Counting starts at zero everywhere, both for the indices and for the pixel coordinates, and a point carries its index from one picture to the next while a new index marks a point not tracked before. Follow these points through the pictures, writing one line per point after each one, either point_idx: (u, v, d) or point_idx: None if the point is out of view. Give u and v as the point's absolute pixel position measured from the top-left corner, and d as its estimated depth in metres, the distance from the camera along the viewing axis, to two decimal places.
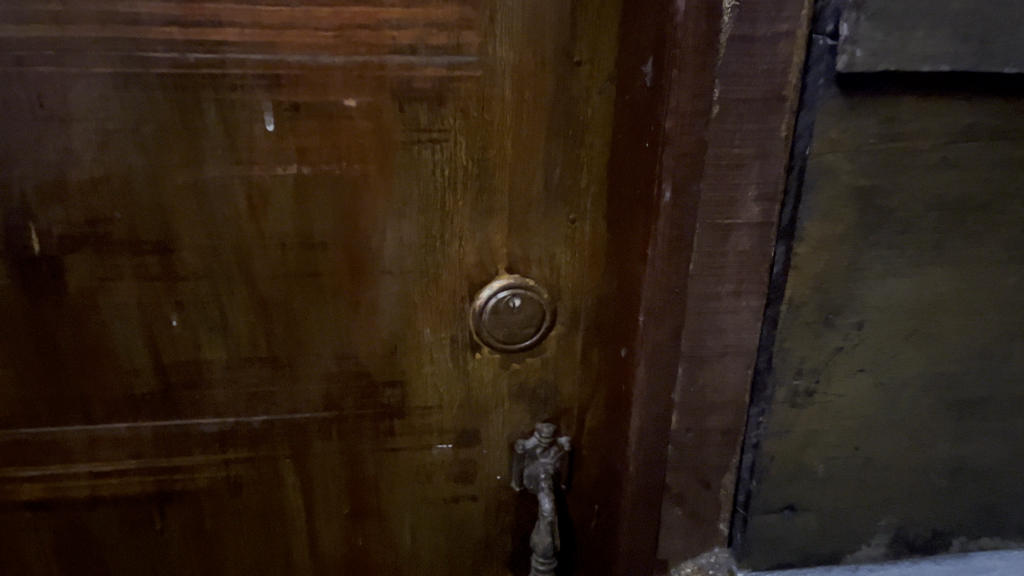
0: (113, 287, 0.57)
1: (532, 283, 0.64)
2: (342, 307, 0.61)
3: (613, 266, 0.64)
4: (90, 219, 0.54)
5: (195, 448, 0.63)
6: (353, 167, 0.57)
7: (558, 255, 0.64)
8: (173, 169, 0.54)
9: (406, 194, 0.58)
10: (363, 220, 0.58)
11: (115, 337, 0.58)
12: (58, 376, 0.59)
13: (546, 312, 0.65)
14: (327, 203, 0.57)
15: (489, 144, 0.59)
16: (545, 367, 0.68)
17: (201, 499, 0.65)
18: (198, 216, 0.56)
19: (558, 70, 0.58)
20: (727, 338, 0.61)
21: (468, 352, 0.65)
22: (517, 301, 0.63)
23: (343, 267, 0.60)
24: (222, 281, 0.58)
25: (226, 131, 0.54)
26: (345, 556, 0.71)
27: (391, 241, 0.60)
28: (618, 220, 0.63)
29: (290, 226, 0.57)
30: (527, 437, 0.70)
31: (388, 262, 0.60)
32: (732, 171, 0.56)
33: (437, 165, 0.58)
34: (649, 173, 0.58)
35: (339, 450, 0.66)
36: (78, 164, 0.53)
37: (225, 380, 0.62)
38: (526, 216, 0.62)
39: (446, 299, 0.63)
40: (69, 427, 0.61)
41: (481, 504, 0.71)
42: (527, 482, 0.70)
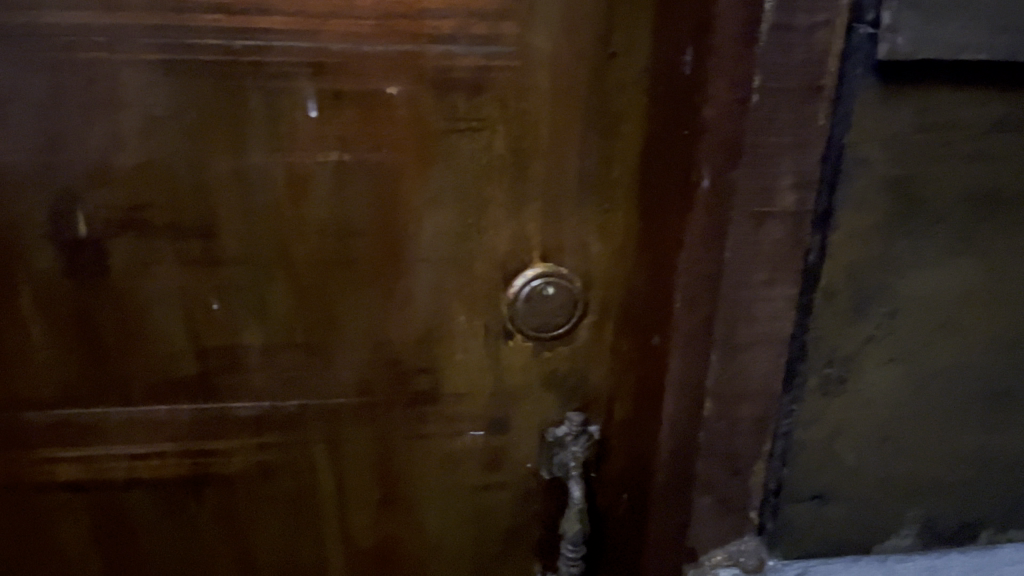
0: (155, 270, 0.57)
1: (566, 272, 0.64)
2: (377, 293, 0.61)
3: (647, 255, 0.64)
4: (135, 204, 0.55)
5: (231, 431, 0.64)
6: (391, 155, 0.57)
7: (591, 246, 0.64)
8: (216, 155, 0.54)
9: (443, 182, 0.59)
10: (399, 207, 0.59)
11: (155, 321, 0.59)
12: (99, 359, 0.60)
13: (579, 301, 0.65)
14: (366, 191, 0.58)
15: (525, 132, 0.59)
16: (575, 357, 0.68)
17: (234, 482, 0.66)
18: (239, 202, 0.56)
19: (595, 61, 0.58)
20: (760, 328, 0.61)
21: (501, 339, 0.66)
22: (551, 289, 0.64)
23: (380, 254, 0.60)
24: (261, 267, 0.59)
25: (269, 118, 0.54)
26: (375, 542, 0.71)
27: (427, 229, 0.60)
28: (651, 209, 0.63)
29: (328, 212, 0.58)
30: (558, 425, 0.70)
31: (424, 250, 0.61)
32: (768, 160, 0.56)
33: (474, 153, 0.58)
34: (688, 162, 0.58)
35: (371, 436, 0.67)
36: (125, 149, 0.53)
37: (261, 364, 0.62)
38: (559, 205, 0.62)
39: (479, 287, 0.63)
40: (107, 408, 0.61)
41: (509, 491, 0.71)
42: (557, 470, 0.71)
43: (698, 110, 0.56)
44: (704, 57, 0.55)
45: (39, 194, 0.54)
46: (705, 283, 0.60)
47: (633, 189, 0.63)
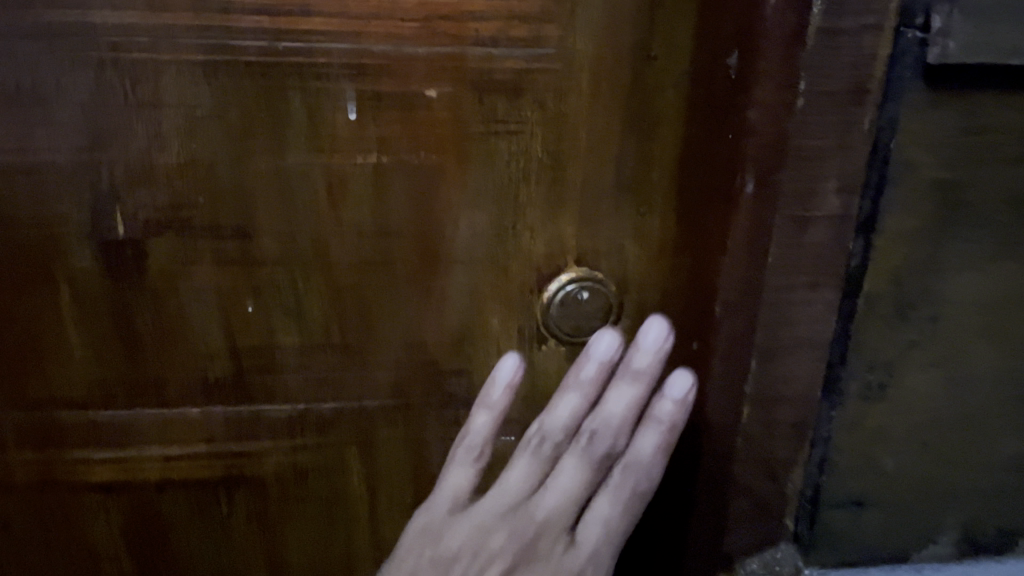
0: (192, 270, 0.56)
1: (600, 276, 0.62)
2: (413, 294, 0.60)
3: (686, 259, 0.62)
4: (175, 205, 0.54)
5: (264, 433, 0.63)
6: (430, 157, 0.56)
7: (627, 251, 0.62)
8: (257, 156, 0.54)
9: (482, 184, 0.58)
10: (436, 209, 0.58)
11: (193, 323, 0.58)
12: (136, 361, 0.58)
13: (613, 307, 0.63)
14: (404, 192, 0.57)
15: (565, 134, 0.58)
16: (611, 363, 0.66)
17: (267, 484, 0.65)
18: (277, 203, 0.55)
19: (635, 67, 0.56)
20: (800, 330, 0.60)
21: (534, 343, 0.64)
22: (586, 294, 0.62)
23: (416, 256, 0.59)
24: (299, 267, 0.58)
25: (309, 118, 0.53)
26: None
27: (464, 231, 0.59)
28: (688, 213, 0.61)
29: (367, 213, 0.57)
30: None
31: (461, 251, 0.60)
32: (813, 166, 0.55)
33: (513, 156, 0.57)
34: (734, 164, 0.57)
35: (403, 440, 0.65)
36: (166, 149, 0.53)
37: (297, 366, 0.61)
38: (597, 208, 0.60)
39: (514, 288, 0.62)
40: (142, 410, 0.60)
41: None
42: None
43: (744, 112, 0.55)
44: (750, 61, 0.54)
45: (81, 194, 0.53)
46: (745, 289, 0.60)
47: (672, 192, 0.60)
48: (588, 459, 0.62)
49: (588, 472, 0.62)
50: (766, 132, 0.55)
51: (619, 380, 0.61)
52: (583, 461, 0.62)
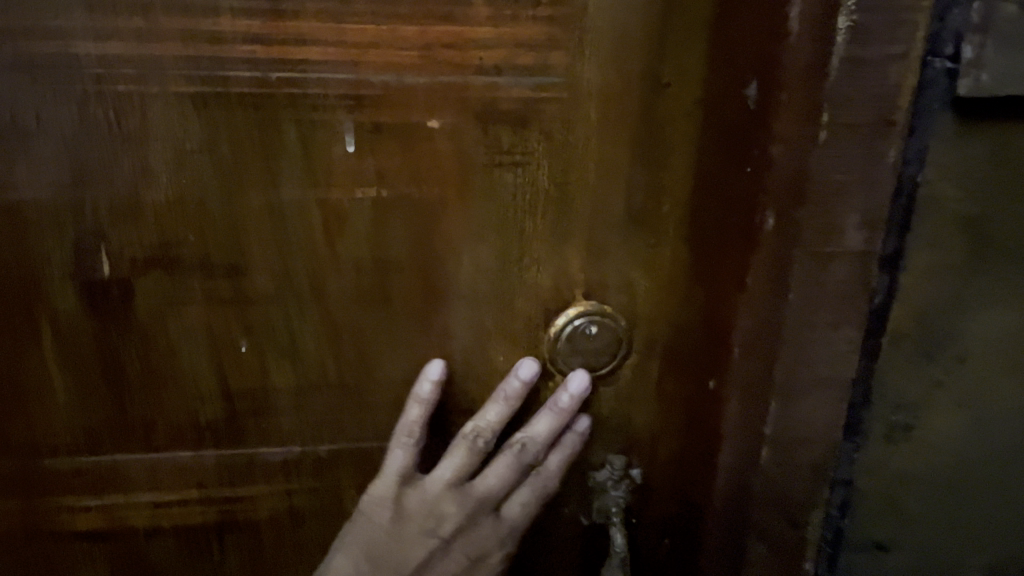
0: (183, 308, 0.53)
1: (610, 309, 0.59)
2: (415, 331, 0.57)
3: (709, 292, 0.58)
4: (163, 241, 0.51)
5: (258, 477, 0.58)
6: (431, 190, 0.53)
7: (637, 281, 0.60)
8: (249, 189, 0.50)
9: (485, 218, 0.55)
10: (439, 244, 0.55)
11: (182, 363, 0.54)
12: (122, 404, 0.55)
13: (623, 341, 0.60)
14: (405, 226, 0.53)
15: (573, 165, 0.55)
16: (621, 391, 0.65)
17: (262, 531, 0.61)
18: (270, 241, 0.52)
19: (645, 93, 0.54)
20: (821, 370, 0.54)
21: (541, 379, 0.60)
22: (594, 328, 0.59)
23: (415, 293, 0.55)
24: (293, 304, 0.54)
25: (304, 150, 0.50)
26: None
27: (467, 266, 0.56)
28: (709, 244, 0.57)
29: (366, 247, 0.53)
30: (600, 469, 0.67)
31: (464, 287, 0.56)
32: (842, 199, 0.50)
33: (517, 188, 0.54)
34: (755, 199, 0.52)
35: None
36: (154, 184, 0.50)
37: (292, 410, 0.57)
38: (604, 240, 0.58)
39: (520, 324, 0.58)
40: (130, 455, 0.56)
41: (555, 540, 0.69)
42: (599, 516, 0.66)
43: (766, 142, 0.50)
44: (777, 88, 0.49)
45: (65, 231, 0.50)
46: (765, 326, 0.54)
47: (689, 223, 0.58)
48: (516, 468, 0.56)
49: (511, 478, 0.57)
50: (790, 163, 0.50)
51: (546, 405, 0.57)
52: (511, 466, 0.56)
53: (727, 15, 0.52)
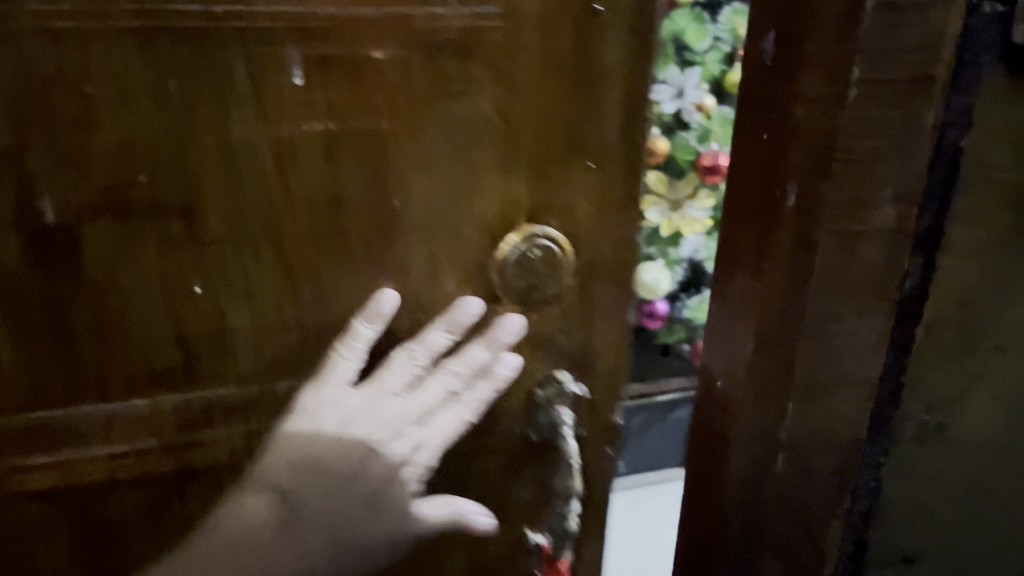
0: (134, 252, 0.48)
1: (554, 233, 0.52)
2: (371, 271, 0.51)
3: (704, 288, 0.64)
4: (110, 184, 0.46)
5: (217, 420, 0.52)
6: (380, 123, 0.47)
7: (579, 207, 0.52)
8: (199, 130, 0.45)
9: (436, 147, 0.49)
10: (392, 180, 0.49)
11: (132, 307, 0.49)
12: (72, 356, 0.49)
13: (568, 269, 0.53)
14: (359, 164, 0.48)
15: (517, 96, 0.48)
16: (567, 323, 0.54)
17: (229, 481, 0.54)
18: (222, 182, 0.47)
19: (578, 24, 0.48)
20: (843, 364, 0.60)
21: (489, 307, 0.53)
22: (537, 252, 0.52)
23: (370, 230, 0.50)
24: (248, 244, 0.48)
25: (256, 92, 0.45)
26: None
27: (418, 199, 0.49)
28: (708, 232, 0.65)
29: (321, 183, 0.48)
30: (544, 386, 0.56)
31: (415, 220, 0.50)
32: (869, 181, 0.55)
33: (467, 120, 0.48)
34: (772, 186, 0.56)
35: None
36: (100, 128, 0.45)
37: (249, 350, 0.51)
38: (550, 168, 0.51)
39: (469, 255, 0.52)
40: (81, 406, 0.50)
41: (505, 468, 0.58)
42: (546, 432, 0.56)
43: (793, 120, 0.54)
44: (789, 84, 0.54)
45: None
46: (787, 311, 0.58)
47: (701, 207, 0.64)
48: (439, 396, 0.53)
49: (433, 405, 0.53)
50: (813, 139, 0.53)
51: (482, 338, 0.53)
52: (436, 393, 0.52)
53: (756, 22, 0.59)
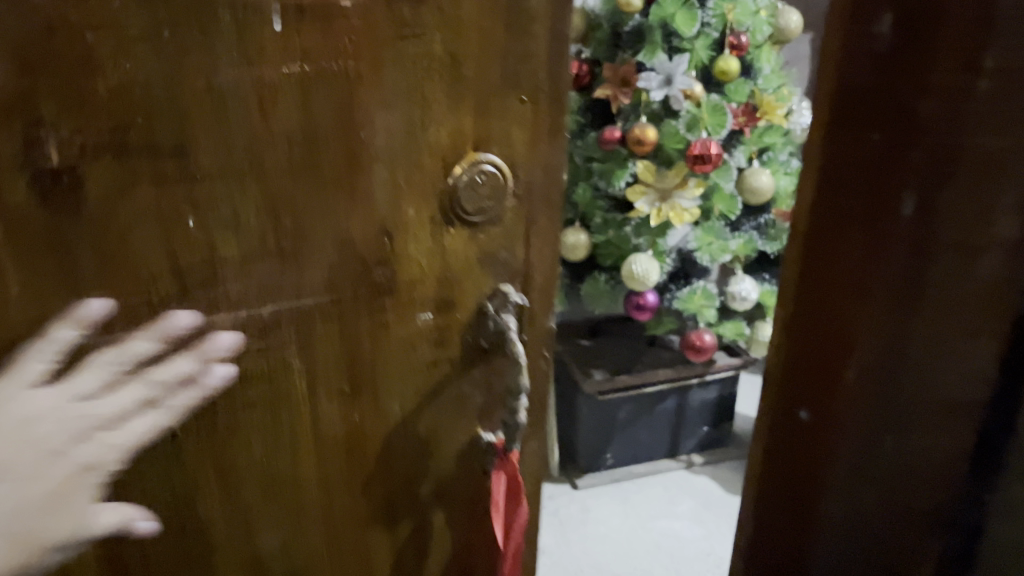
0: (131, 188, 0.47)
1: (495, 157, 0.55)
2: (347, 204, 0.52)
3: (794, 332, 0.71)
4: (112, 124, 0.45)
5: (210, 344, 0.52)
6: (346, 63, 0.49)
7: (517, 136, 0.55)
8: (187, 73, 0.46)
9: (396, 85, 0.50)
10: (359, 117, 0.50)
11: (132, 241, 0.48)
12: (78, 293, 0.48)
13: (507, 190, 0.56)
14: (330, 104, 0.49)
15: (463, 35, 0.51)
16: (508, 241, 0.58)
17: (218, 399, 0.54)
18: (211, 123, 0.47)
19: None
20: (950, 377, 0.70)
21: (442, 231, 0.56)
22: (481, 177, 0.55)
23: (340, 163, 0.51)
24: (236, 180, 0.49)
25: (239, 36, 0.46)
26: (343, 441, 0.59)
27: (381, 134, 0.51)
28: (819, 269, 0.68)
29: (298, 120, 0.49)
30: (491, 298, 0.59)
31: (381, 154, 0.52)
32: (990, 191, 0.62)
33: (422, 60, 0.51)
34: (886, 207, 0.64)
35: (338, 351, 0.56)
36: (100, 70, 0.44)
37: (238, 278, 0.51)
38: (491, 100, 0.54)
39: (426, 182, 0.54)
40: (83, 340, 0.49)
41: (462, 379, 0.61)
42: (494, 339, 0.60)
43: (915, 118, 0.61)
44: (909, 82, 0.60)
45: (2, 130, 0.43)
46: (886, 330, 0.69)
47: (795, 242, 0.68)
48: (132, 401, 0.50)
49: (126, 410, 0.50)
50: (938, 152, 0.61)
51: (184, 349, 0.51)
52: (130, 398, 0.50)
53: (857, 16, 0.59)
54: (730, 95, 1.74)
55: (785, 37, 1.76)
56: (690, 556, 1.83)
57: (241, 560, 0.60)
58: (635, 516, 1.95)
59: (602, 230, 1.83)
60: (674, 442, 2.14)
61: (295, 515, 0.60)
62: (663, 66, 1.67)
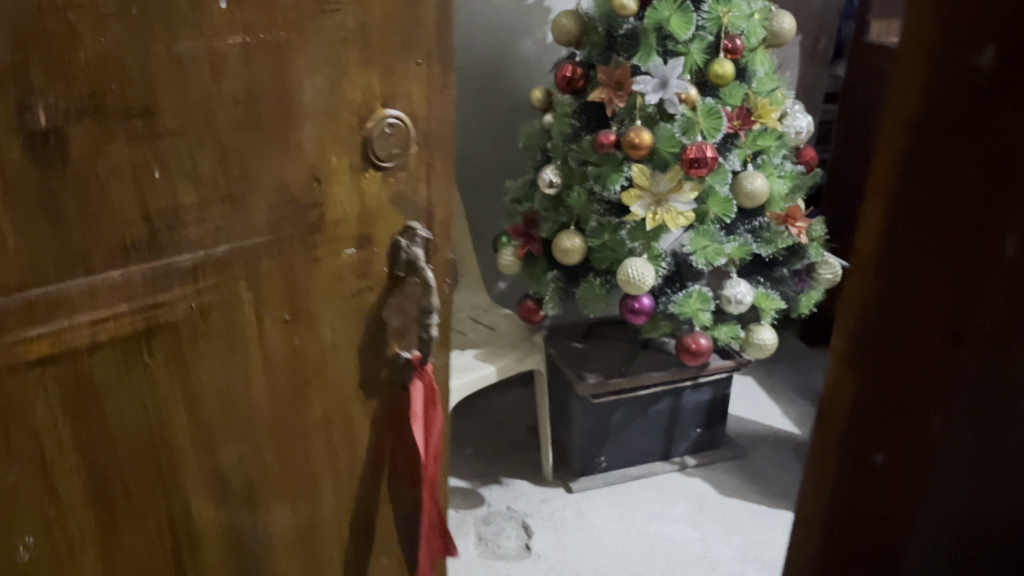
0: (107, 146, 0.55)
1: (400, 112, 0.68)
2: (283, 154, 0.63)
3: (858, 384, 0.44)
4: (92, 90, 0.53)
5: (174, 283, 0.61)
6: (278, 34, 0.59)
7: (413, 94, 0.69)
8: (153, 44, 0.55)
9: (320, 52, 0.62)
10: (292, 80, 0.61)
11: (110, 192, 0.56)
12: (63, 241, 0.55)
13: (408, 139, 0.70)
14: (269, 70, 0.60)
15: (369, 11, 0.63)
16: (408, 181, 0.72)
17: (182, 330, 0.64)
18: (174, 88, 0.56)
19: None
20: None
21: (359, 176, 0.68)
22: (387, 129, 0.68)
23: (278, 120, 0.62)
24: (195, 136, 0.58)
25: (195, 13, 0.55)
26: (287, 360, 0.71)
27: (309, 94, 0.63)
28: (891, 327, 0.41)
29: (242, 84, 0.59)
30: (402, 235, 0.73)
31: (311, 111, 0.63)
32: None
33: (338, 32, 0.62)
34: (975, 257, 0.37)
35: (281, 280, 0.67)
36: (80, 44, 0.52)
37: (197, 222, 0.61)
38: (392, 65, 0.66)
39: (345, 135, 0.66)
40: (69, 282, 0.56)
41: (378, 296, 0.75)
42: (407, 268, 0.74)
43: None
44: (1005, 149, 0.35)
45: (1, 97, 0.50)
46: (990, 410, 0.40)
47: (862, 254, 0.41)
48: None
49: None
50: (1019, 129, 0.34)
51: None
52: None
53: (954, 40, 0.35)
54: (727, 98, 1.87)
55: (779, 39, 1.95)
56: (687, 559, 1.96)
57: (205, 473, 0.70)
58: (630, 519, 2.08)
59: (597, 233, 1.92)
60: (667, 446, 2.27)
61: (250, 431, 0.71)
62: (658, 70, 1.77)
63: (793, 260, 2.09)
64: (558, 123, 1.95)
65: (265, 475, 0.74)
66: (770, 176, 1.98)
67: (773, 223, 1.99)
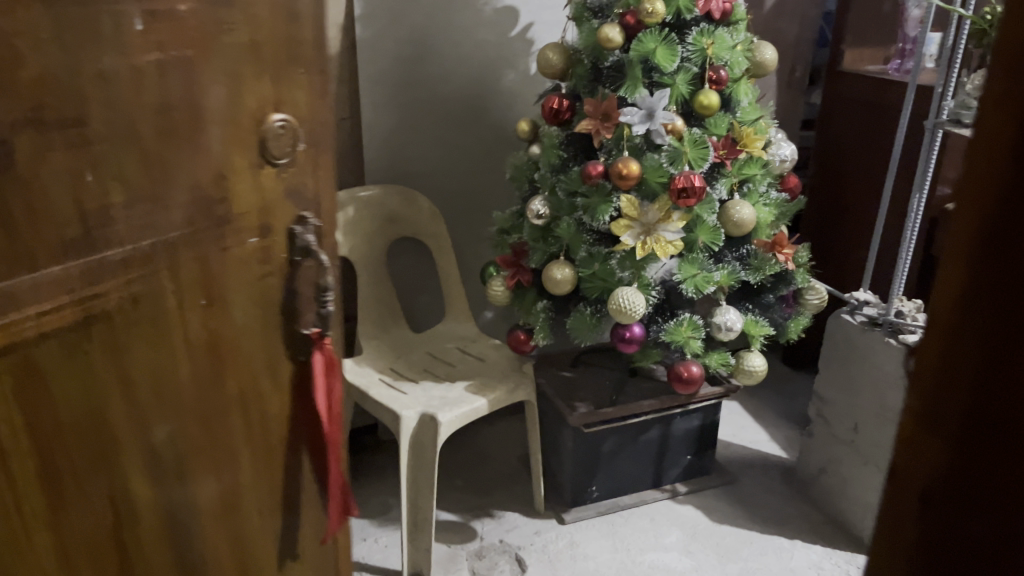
0: (45, 154, 0.63)
1: (290, 112, 0.78)
2: (194, 156, 0.72)
3: (938, 435, 0.50)
4: (34, 105, 0.61)
5: (108, 275, 0.69)
6: (185, 51, 0.68)
7: (301, 100, 0.79)
8: (82, 63, 0.63)
9: (222, 66, 0.71)
10: (200, 90, 0.70)
11: (50, 194, 0.64)
12: (10, 238, 0.62)
13: (297, 137, 0.80)
14: (180, 82, 0.69)
15: (261, 30, 0.73)
16: (298, 176, 0.82)
17: (114, 318, 0.71)
18: (103, 101, 0.65)
19: None
20: None
21: (258, 171, 0.78)
22: (280, 127, 0.78)
23: (188, 126, 0.71)
24: (121, 143, 0.67)
25: (117, 35, 0.64)
26: (206, 342, 0.80)
27: (214, 103, 0.72)
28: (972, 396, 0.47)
29: (157, 96, 0.68)
30: (296, 224, 0.83)
31: (216, 117, 0.72)
32: None
33: (237, 49, 0.72)
34: None
35: (197, 269, 0.76)
36: (23, 65, 0.59)
37: (124, 218, 0.69)
38: (283, 76, 0.77)
39: (244, 136, 0.75)
40: (16, 275, 0.63)
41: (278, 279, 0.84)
42: (301, 251, 0.84)
43: None
44: None
45: None
46: None
47: (941, 324, 0.48)
48: None
49: None
50: None
51: None
52: None
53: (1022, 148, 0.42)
54: (712, 128, 1.97)
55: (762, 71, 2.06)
56: None
57: (141, 453, 0.77)
58: (624, 550, 2.13)
59: (586, 263, 1.99)
60: (658, 473, 2.35)
61: (179, 411, 0.79)
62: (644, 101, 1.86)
63: (780, 287, 2.18)
64: (547, 155, 2.03)
65: (193, 451, 0.82)
66: (756, 204, 2.07)
67: (760, 251, 2.09)
